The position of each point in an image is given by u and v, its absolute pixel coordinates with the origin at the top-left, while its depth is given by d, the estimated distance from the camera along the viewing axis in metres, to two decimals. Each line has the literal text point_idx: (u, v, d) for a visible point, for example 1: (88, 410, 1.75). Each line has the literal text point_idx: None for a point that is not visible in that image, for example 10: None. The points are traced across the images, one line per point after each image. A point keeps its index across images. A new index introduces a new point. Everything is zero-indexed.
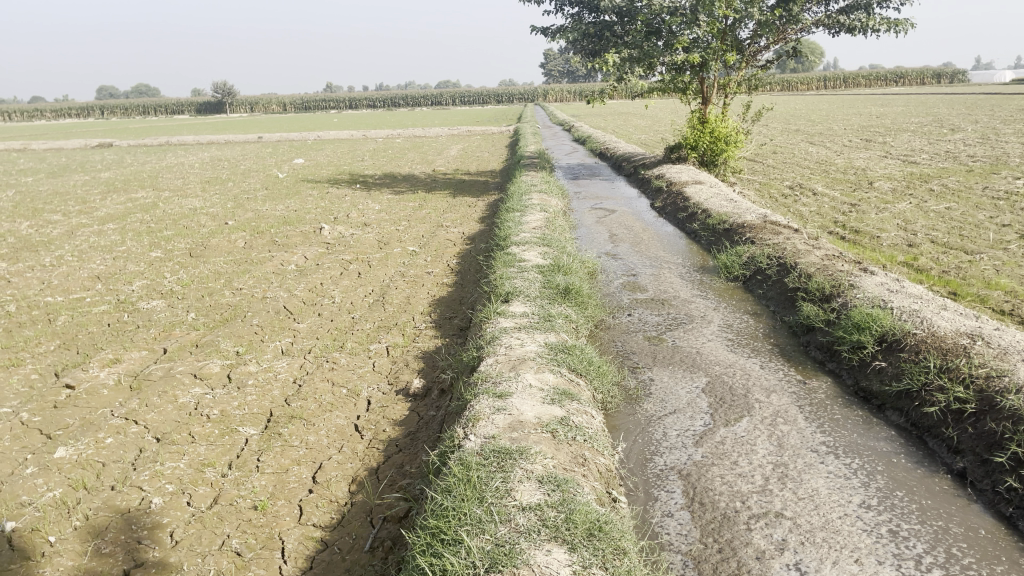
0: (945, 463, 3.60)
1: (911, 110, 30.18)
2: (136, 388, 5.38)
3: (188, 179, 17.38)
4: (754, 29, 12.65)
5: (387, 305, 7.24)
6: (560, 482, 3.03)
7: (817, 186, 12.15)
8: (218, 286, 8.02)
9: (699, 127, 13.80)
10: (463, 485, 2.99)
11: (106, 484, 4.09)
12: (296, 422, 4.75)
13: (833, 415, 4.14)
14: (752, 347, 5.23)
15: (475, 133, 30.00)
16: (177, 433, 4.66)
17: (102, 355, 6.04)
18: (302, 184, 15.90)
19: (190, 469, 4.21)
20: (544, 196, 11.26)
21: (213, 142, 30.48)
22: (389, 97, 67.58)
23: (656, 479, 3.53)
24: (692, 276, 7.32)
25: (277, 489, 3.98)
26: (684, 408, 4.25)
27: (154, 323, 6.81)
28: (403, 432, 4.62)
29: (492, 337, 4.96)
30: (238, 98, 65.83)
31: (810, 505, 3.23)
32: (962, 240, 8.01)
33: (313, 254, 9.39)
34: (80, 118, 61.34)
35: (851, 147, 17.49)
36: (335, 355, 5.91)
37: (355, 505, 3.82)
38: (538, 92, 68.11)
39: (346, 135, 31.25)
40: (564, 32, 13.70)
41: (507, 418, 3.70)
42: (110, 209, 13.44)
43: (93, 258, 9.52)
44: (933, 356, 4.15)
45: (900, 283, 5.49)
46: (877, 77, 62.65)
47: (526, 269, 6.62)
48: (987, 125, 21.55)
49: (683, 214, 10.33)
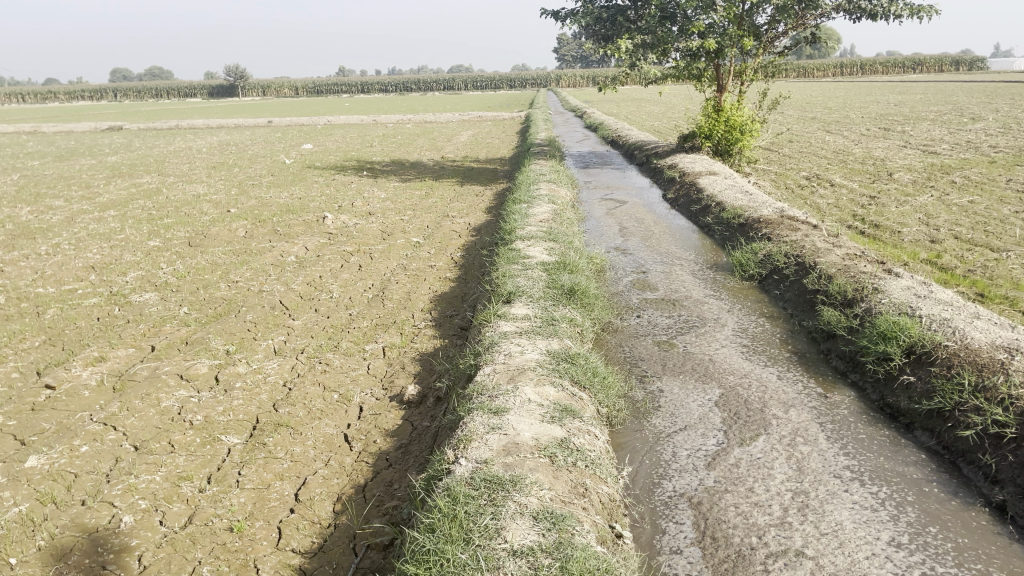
0: (983, 494, 3.28)
1: (929, 98, 29.47)
2: (120, 390, 5.11)
3: (194, 164, 17.15)
4: (772, 14, 12.25)
5: (387, 301, 6.95)
6: (557, 519, 2.76)
7: (834, 176, 11.76)
8: (214, 278, 7.76)
9: (713, 116, 13.39)
10: (448, 524, 2.71)
11: (76, 498, 3.82)
12: (282, 431, 4.47)
13: (856, 435, 3.83)
14: (768, 354, 4.91)
15: (486, 119, 29.66)
16: (155, 441, 4.38)
17: (87, 353, 5.76)
18: (308, 171, 15.61)
19: (166, 483, 3.93)
20: (553, 186, 10.94)
21: (223, 126, 30.29)
22: (401, 80, 66.99)
23: (664, 508, 3.23)
24: (704, 273, 7.01)
25: (257, 508, 3.71)
26: (695, 424, 3.94)
27: (144, 318, 6.54)
28: (394, 444, 4.35)
29: (491, 343, 4.66)
30: (249, 80, 65.53)
31: (834, 542, 2.92)
32: (987, 236, 7.65)
33: (314, 245, 9.12)
34: (92, 100, 61.79)
35: (869, 136, 17.03)
36: (329, 356, 5.62)
37: (338, 529, 3.55)
38: (551, 77, 67.51)
39: (356, 120, 30.99)
40: (576, 16, 13.34)
41: (503, 439, 3.41)
42: (112, 194, 13.21)
43: (90, 246, 9.28)
44: (967, 371, 3.82)
45: (928, 288, 5.15)
46: (894, 65, 61.73)
47: (530, 266, 6.31)
48: (1010, 114, 20.98)
49: (696, 207, 9.99)
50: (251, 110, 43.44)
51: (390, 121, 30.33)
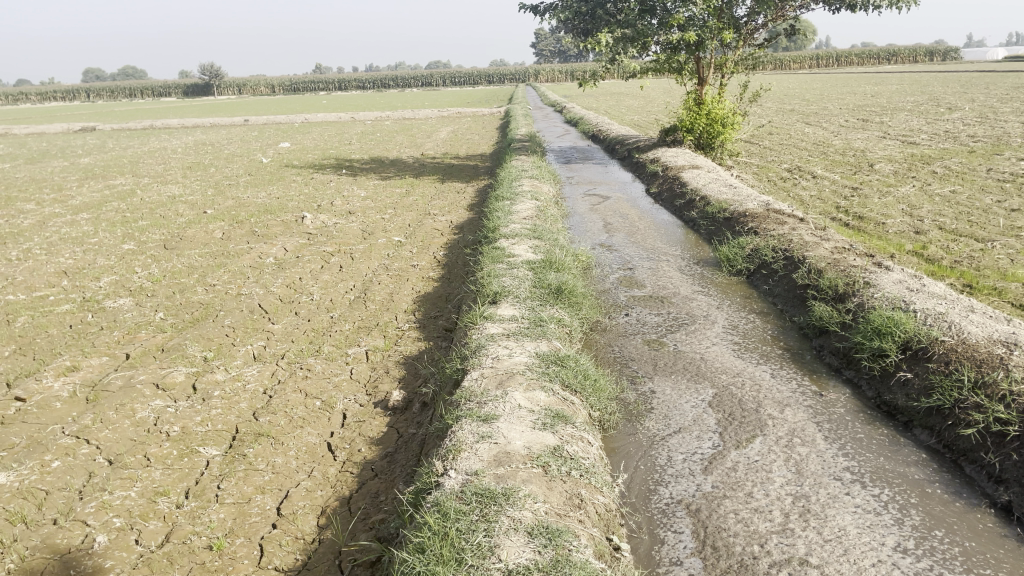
0: (988, 494, 3.20)
1: (907, 89, 29.65)
2: (93, 400, 4.91)
3: (169, 165, 16.81)
4: (751, 6, 12.20)
5: (369, 303, 6.80)
6: (553, 535, 2.65)
7: (815, 169, 11.71)
8: (190, 282, 7.54)
9: (694, 109, 13.30)
10: (439, 542, 2.59)
11: (47, 517, 3.63)
12: (263, 441, 4.30)
13: (854, 434, 3.74)
14: (760, 352, 4.81)
15: (465, 115, 29.48)
16: (130, 455, 4.20)
17: (58, 363, 5.54)
18: (286, 170, 15.36)
19: (142, 499, 3.76)
20: (535, 182, 10.83)
21: (197, 125, 29.82)
22: (378, 77, 66.54)
23: (662, 516, 3.13)
24: (691, 269, 6.92)
25: (237, 524, 3.56)
26: (689, 426, 3.83)
27: (119, 325, 6.33)
28: (380, 453, 4.21)
29: (477, 346, 4.53)
30: (224, 79, 64.72)
31: (838, 549, 2.82)
32: (971, 226, 7.61)
33: (293, 245, 8.92)
34: (63, 100, 60.90)
35: (848, 127, 17.03)
36: (309, 361, 5.46)
37: (323, 545, 3.42)
38: (529, 71, 67.19)
39: (335, 117, 30.73)
40: (555, 11, 13.22)
41: (493, 449, 3.29)
42: (85, 197, 12.90)
43: (62, 251, 9.02)
44: (966, 367, 3.73)
45: (920, 281, 5.06)
46: (869, 56, 62.06)
47: (516, 265, 6.18)
48: (985, 104, 21.06)
49: (680, 201, 9.90)
50: (229, 109, 42.85)
51: (369, 118, 30.10)
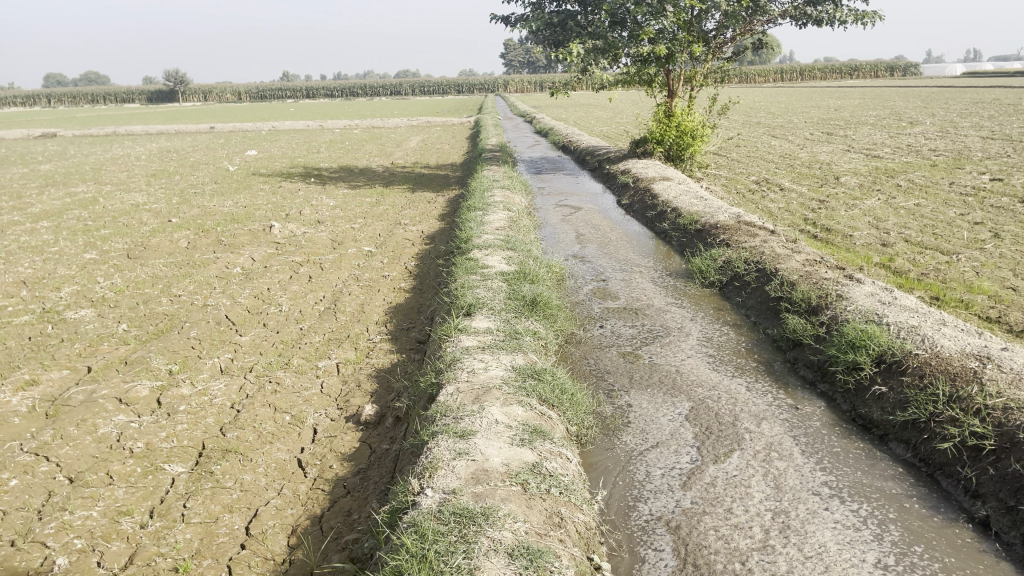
0: (965, 509, 3.21)
1: (869, 103, 30.18)
2: (53, 416, 4.74)
3: (133, 172, 16.47)
4: (720, 20, 12.31)
5: (340, 314, 6.69)
6: (534, 556, 2.60)
7: (783, 181, 11.82)
8: (155, 292, 7.36)
9: (664, 121, 13.36)
10: (417, 565, 2.52)
11: (4, 539, 3.48)
12: (231, 457, 4.18)
13: (831, 448, 3.74)
14: (736, 364, 4.81)
15: (436, 124, 29.40)
16: (92, 472, 4.05)
17: (16, 376, 5.35)
18: (253, 178, 15.12)
19: (104, 519, 3.62)
20: (507, 193, 10.78)
21: (161, 132, 29.33)
22: (346, 86, 66.14)
23: (642, 534, 3.09)
24: (664, 280, 6.92)
25: (204, 545, 3.44)
26: (666, 441, 3.80)
27: (80, 337, 6.15)
28: (352, 469, 4.13)
29: (452, 359, 4.46)
30: (190, 86, 63.86)
31: (820, 566, 2.80)
32: (936, 239, 7.72)
33: (261, 255, 8.77)
34: (22, 104, 59.61)
35: (814, 140, 17.28)
36: (279, 375, 5.34)
37: (294, 565, 3.33)
38: (498, 82, 67.32)
39: (304, 125, 30.48)
40: (526, 22, 13.19)
41: (470, 466, 3.22)
42: (45, 205, 12.56)
43: (20, 260, 8.76)
44: (940, 381, 3.75)
45: (891, 294, 5.10)
46: (831, 70, 63.25)
47: (489, 277, 6.12)
48: (945, 118, 21.55)
49: (651, 213, 9.92)
50: (194, 115, 42.26)
51: (338, 126, 29.89)
